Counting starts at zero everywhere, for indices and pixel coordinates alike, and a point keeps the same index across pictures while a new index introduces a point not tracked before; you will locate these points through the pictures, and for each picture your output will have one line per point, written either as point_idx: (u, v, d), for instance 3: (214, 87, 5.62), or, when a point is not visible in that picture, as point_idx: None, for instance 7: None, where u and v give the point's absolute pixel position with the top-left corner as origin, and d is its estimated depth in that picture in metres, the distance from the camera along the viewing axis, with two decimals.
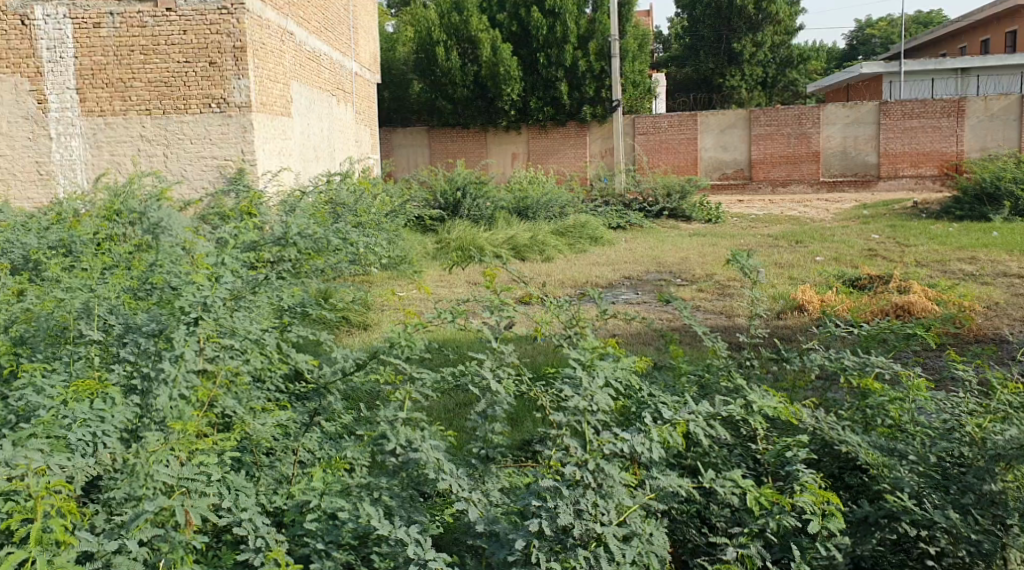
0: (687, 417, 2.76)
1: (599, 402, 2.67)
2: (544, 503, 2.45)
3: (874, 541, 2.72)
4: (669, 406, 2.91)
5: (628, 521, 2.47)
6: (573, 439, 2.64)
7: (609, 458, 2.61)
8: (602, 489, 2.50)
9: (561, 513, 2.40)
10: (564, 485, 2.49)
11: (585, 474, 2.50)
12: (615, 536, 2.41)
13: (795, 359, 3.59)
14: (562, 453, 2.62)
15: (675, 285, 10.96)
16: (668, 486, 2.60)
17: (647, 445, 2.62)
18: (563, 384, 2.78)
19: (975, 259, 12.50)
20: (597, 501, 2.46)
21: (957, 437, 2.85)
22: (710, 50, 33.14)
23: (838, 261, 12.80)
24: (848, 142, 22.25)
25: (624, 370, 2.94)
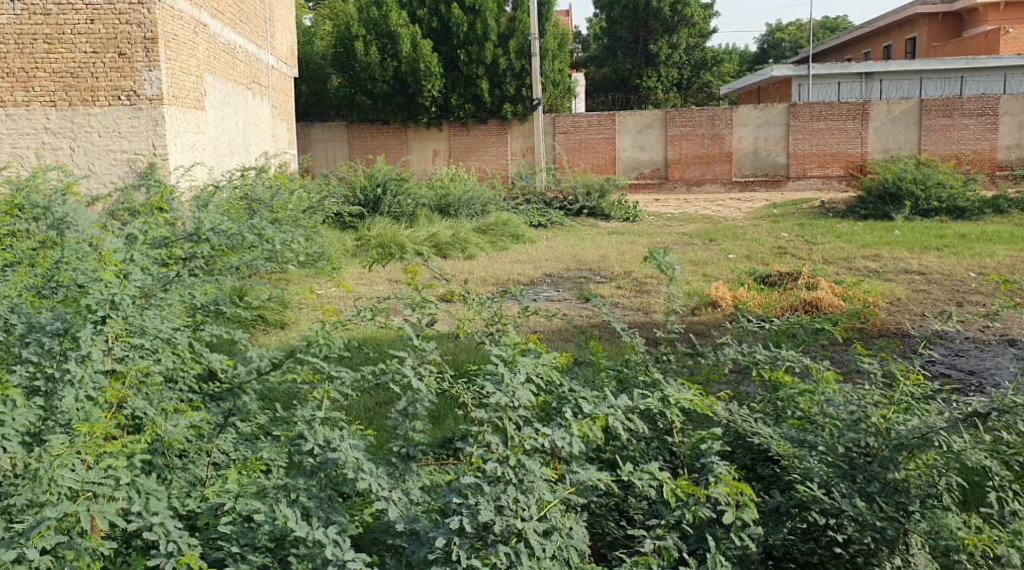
0: (606, 411, 2.78)
1: (520, 398, 2.68)
2: (464, 501, 2.45)
3: (785, 530, 2.79)
4: (588, 401, 2.93)
5: (548, 515, 2.48)
6: (494, 436, 2.64)
7: (530, 454, 2.62)
8: (523, 484, 2.50)
9: (481, 510, 2.40)
10: (485, 482, 2.50)
11: (505, 471, 2.51)
12: (535, 531, 2.42)
13: (709, 353, 3.67)
14: (483, 450, 2.62)
15: (594, 282, 11.09)
16: (587, 480, 2.62)
17: (567, 439, 2.63)
18: (485, 380, 2.78)
19: (878, 256, 13.00)
20: (517, 497, 2.46)
21: (865, 427, 2.94)
22: (628, 50, 33.60)
23: (750, 259, 13.16)
24: (759, 143, 22.83)
25: (544, 366, 2.96)
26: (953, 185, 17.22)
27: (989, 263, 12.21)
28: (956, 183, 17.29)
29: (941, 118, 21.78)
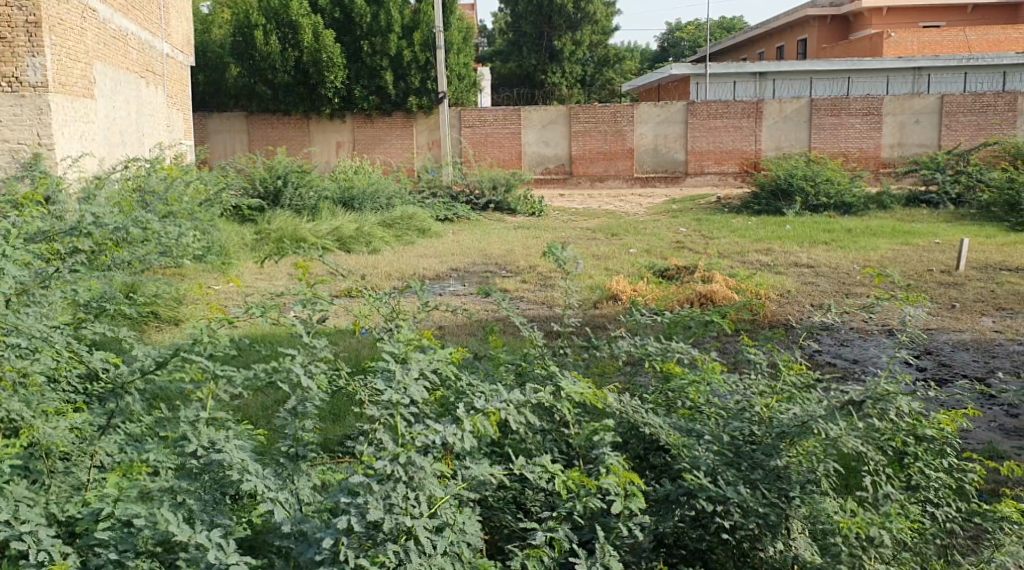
0: (499, 406, 2.79)
1: (412, 394, 2.67)
2: (353, 500, 2.42)
3: (675, 518, 2.89)
4: (483, 396, 2.95)
5: (438, 512, 2.48)
6: (386, 434, 2.62)
7: (421, 451, 2.60)
8: (412, 482, 2.48)
9: (370, 509, 2.38)
10: (374, 480, 2.46)
11: (395, 468, 2.47)
12: (425, 528, 2.42)
13: (603, 347, 3.75)
14: (374, 448, 2.59)
15: (499, 276, 11.13)
16: (479, 475, 2.63)
17: (458, 435, 2.62)
18: (377, 377, 2.77)
19: (770, 250, 13.46)
20: (407, 494, 2.45)
21: (749, 417, 3.05)
22: (532, 45, 33.79)
23: (649, 253, 13.43)
24: (659, 140, 23.30)
25: (439, 362, 2.95)
26: (841, 182, 17.92)
27: (874, 257, 12.77)
28: (843, 180, 18.00)
29: (829, 117, 22.65)
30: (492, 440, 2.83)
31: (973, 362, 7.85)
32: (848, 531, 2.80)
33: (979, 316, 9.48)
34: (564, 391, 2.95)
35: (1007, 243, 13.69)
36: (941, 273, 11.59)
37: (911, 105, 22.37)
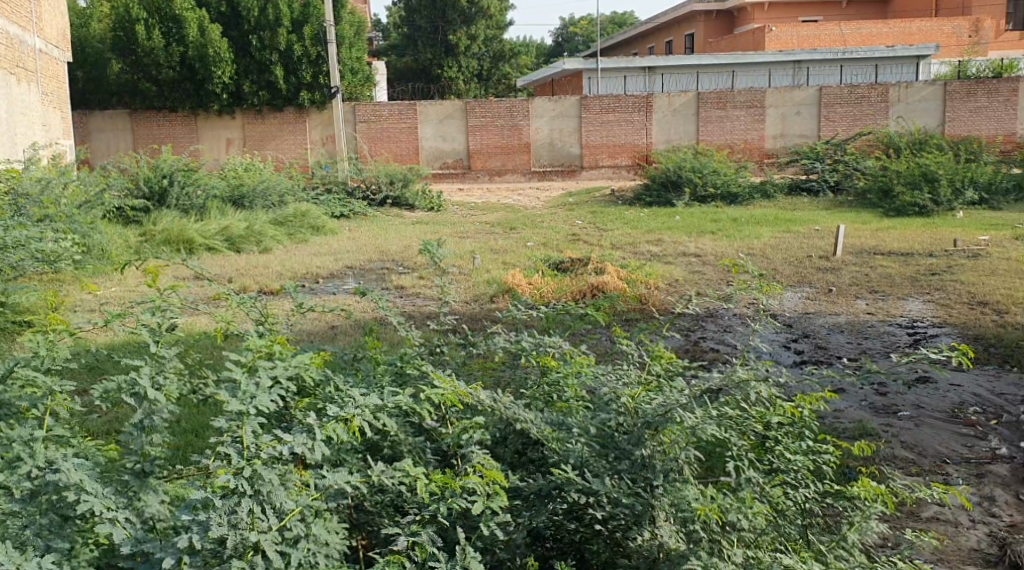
0: (354, 412, 2.76)
1: (260, 404, 2.60)
2: (195, 517, 2.36)
3: (547, 513, 2.91)
4: (343, 400, 2.91)
5: (289, 524, 2.42)
6: (233, 447, 2.56)
7: (271, 463, 2.54)
8: (260, 495, 2.43)
9: (213, 524, 2.33)
10: (217, 496, 2.40)
11: (240, 483, 2.41)
12: (272, 542, 2.36)
13: (481, 344, 3.75)
14: (222, 462, 2.53)
15: (395, 273, 11.02)
16: (334, 484, 2.59)
17: (309, 445, 2.58)
18: (225, 387, 2.69)
19: (660, 241, 13.75)
20: (253, 509, 2.39)
21: (615, 407, 3.08)
22: (427, 40, 33.60)
23: (546, 246, 13.53)
24: (554, 135, 23.53)
25: (295, 368, 2.91)
26: (727, 173, 18.47)
27: (757, 245, 13.17)
28: (728, 171, 18.58)
29: (715, 110, 23.26)
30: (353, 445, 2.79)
31: (847, 343, 8.20)
32: (708, 518, 2.85)
33: (854, 299, 9.91)
34: (427, 393, 2.94)
35: (882, 228, 14.35)
36: (820, 259, 12.05)
37: (792, 96, 23.13)
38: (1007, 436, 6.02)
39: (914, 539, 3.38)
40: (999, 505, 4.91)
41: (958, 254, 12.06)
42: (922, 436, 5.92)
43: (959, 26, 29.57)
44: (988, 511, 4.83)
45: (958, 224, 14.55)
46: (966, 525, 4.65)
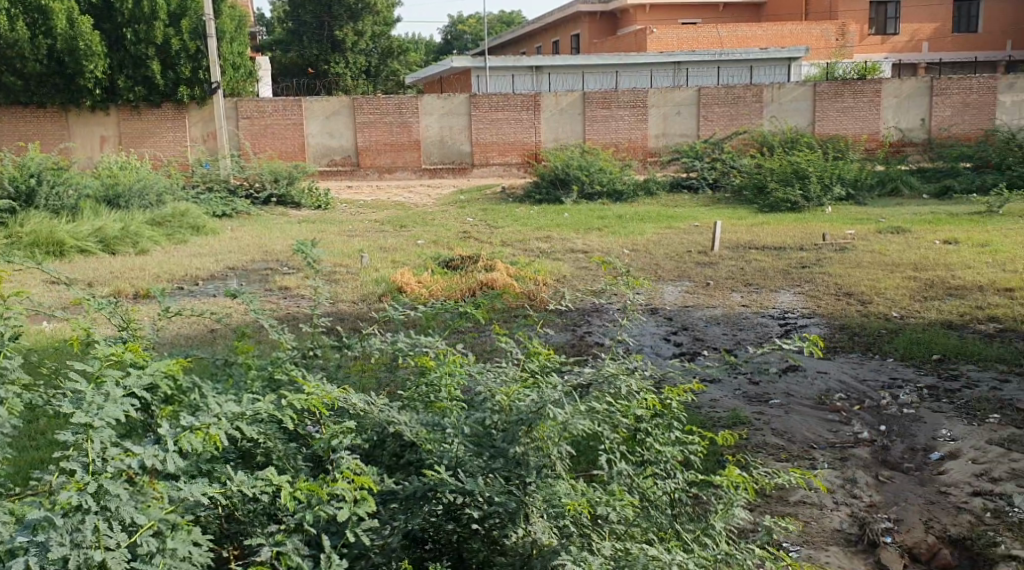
0: (212, 421, 2.73)
1: (106, 416, 2.54)
2: (35, 537, 2.32)
3: (421, 514, 2.89)
4: (203, 408, 2.87)
5: (139, 540, 2.40)
6: (79, 462, 2.50)
7: (117, 477, 2.50)
8: (106, 512, 2.40)
9: (54, 544, 2.29)
10: (59, 515, 2.36)
11: (84, 499, 2.37)
12: (118, 559, 2.34)
13: (356, 346, 3.68)
14: (67, 478, 2.47)
15: (280, 273, 10.77)
16: (190, 496, 2.56)
17: (160, 456, 2.56)
18: (72, 399, 2.63)
19: (549, 238, 13.89)
20: (98, 525, 2.36)
21: (490, 406, 3.10)
22: (312, 36, 33.13)
23: (435, 244, 13.48)
24: (444, 133, 23.44)
25: (151, 376, 2.86)
26: (613, 171, 18.84)
27: (641, 241, 13.46)
28: (614, 169, 18.94)
29: (601, 109, 23.64)
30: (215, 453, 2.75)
31: (723, 335, 8.48)
32: (576, 511, 2.92)
33: (730, 292, 10.26)
34: (289, 399, 2.91)
35: (758, 224, 14.90)
36: (700, 254, 12.40)
37: (672, 96, 23.68)
38: (869, 420, 6.36)
39: (772, 525, 3.58)
40: (860, 487, 5.23)
41: (827, 247, 12.64)
42: (792, 423, 6.20)
43: (825, 29, 30.93)
44: (850, 493, 5.17)
45: (828, 218, 15.25)
46: (830, 507, 4.99)
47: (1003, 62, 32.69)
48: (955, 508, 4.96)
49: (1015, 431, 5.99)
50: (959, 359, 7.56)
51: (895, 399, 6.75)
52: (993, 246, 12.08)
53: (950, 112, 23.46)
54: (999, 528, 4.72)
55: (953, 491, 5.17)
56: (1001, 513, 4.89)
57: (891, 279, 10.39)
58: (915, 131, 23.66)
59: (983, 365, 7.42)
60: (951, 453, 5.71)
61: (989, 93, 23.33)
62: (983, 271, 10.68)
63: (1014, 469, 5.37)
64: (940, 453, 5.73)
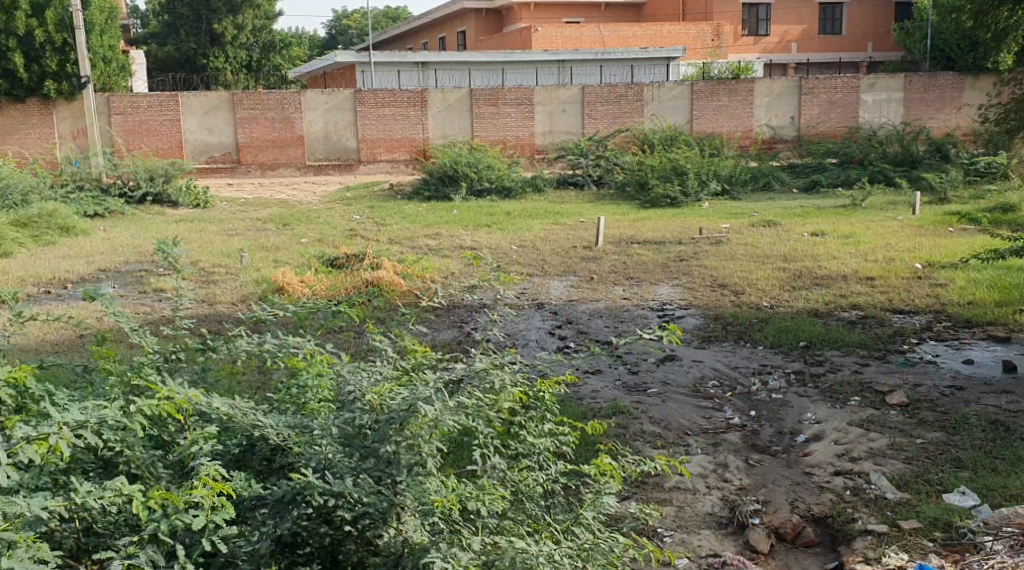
0: (50, 429, 2.70)
1: None
2: None
3: (290, 518, 2.80)
4: (47, 418, 2.82)
5: None
6: None
7: None
8: None
9: None
10: None
11: None
12: None
13: (222, 348, 3.56)
14: None
15: (157, 275, 10.36)
16: (33, 512, 2.52)
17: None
18: None
19: (437, 235, 13.83)
20: None
21: (360, 405, 3.05)
22: (190, 28, 31.75)
23: (320, 242, 13.23)
24: (329, 128, 23.02)
25: None
26: (500, 168, 18.94)
27: (528, 237, 13.57)
28: (501, 166, 19.03)
29: (488, 106, 23.66)
30: (56, 465, 2.72)
31: (605, 327, 8.62)
32: (444, 507, 2.89)
33: (613, 286, 10.43)
34: (138, 405, 2.84)
35: (640, 219, 15.25)
36: (585, 249, 12.57)
37: (557, 95, 23.95)
38: (739, 406, 6.61)
39: (635, 513, 3.77)
40: (731, 470, 5.45)
41: (705, 241, 13.02)
42: (668, 411, 6.38)
43: (702, 30, 31.83)
44: (721, 477, 5.38)
45: (706, 213, 15.74)
46: (702, 492, 5.19)
47: (865, 62, 34.30)
48: (818, 487, 5.22)
49: (873, 412, 6.34)
50: (824, 345, 7.94)
51: (765, 384, 7.04)
52: (857, 238, 12.71)
53: (817, 110, 24.54)
54: (857, 504, 4.99)
55: (816, 471, 5.42)
56: (859, 490, 5.16)
57: (763, 271, 10.80)
58: (785, 129, 24.64)
59: (845, 351, 7.81)
60: (815, 436, 5.99)
61: (853, 93, 24.49)
62: (848, 262, 11.24)
63: (871, 449, 5.68)
64: (805, 435, 6.01)
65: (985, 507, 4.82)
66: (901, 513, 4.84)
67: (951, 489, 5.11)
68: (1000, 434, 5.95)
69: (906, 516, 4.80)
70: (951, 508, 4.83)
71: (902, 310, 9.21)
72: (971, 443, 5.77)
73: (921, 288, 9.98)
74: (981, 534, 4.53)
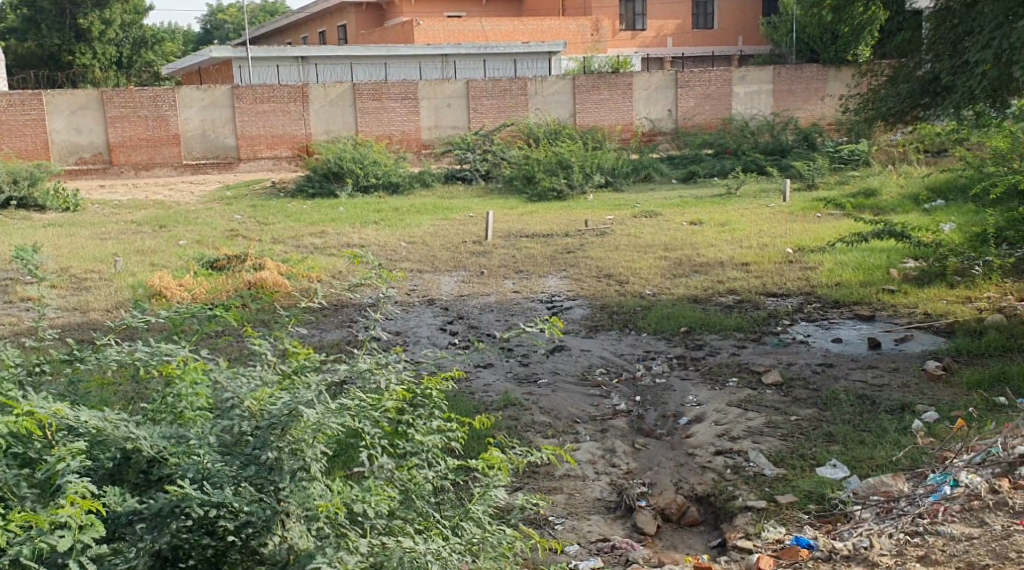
0: None
1: None
2: None
3: (169, 532, 2.73)
4: None
5: None
6: None
7: None
8: None
9: None
10: None
11: None
12: None
13: (91, 359, 3.41)
14: None
15: (24, 284, 9.83)
16: None
17: None
18: None
19: (323, 233, 13.60)
20: None
21: (238, 413, 3.00)
22: (53, 23, 30.03)
23: (201, 244, 12.82)
24: (206, 125, 22.32)
25: None
26: (386, 164, 18.77)
27: (416, 233, 13.48)
28: (387, 162, 18.86)
29: (372, 101, 23.37)
30: None
31: (495, 321, 8.66)
32: (328, 512, 2.89)
33: (503, 279, 10.49)
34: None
35: (527, 212, 15.38)
36: (473, 244, 12.58)
37: (442, 89, 23.87)
38: (626, 392, 6.75)
39: (524, 504, 3.83)
40: (618, 455, 5.58)
41: (591, 232, 13.25)
42: (558, 401, 6.46)
43: (581, 24, 32.27)
44: (610, 463, 5.50)
45: (591, 205, 16.01)
46: (591, 478, 5.30)
47: (736, 55, 35.46)
48: (701, 468, 5.38)
49: (751, 393, 6.59)
50: (704, 330, 8.19)
51: (648, 369, 7.22)
52: (733, 225, 13.17)
53: (693, 103, 25.31)
54: (737, 482, 5.17)
55: (698, 452, 5.59)
56: (739, 468, 5.35)
57: (646, 260, 11.06)
58: (665, 121, 25.27)
59: (724, 334, 8.09)
60: (697, 417, 6.18)
61: (726, 85, 25.37)
62: (726, 249, 11.63)
63: (749, 427, 5.91)
64: (688, 418, 6.19)
65: (854, 478, 5.08)
66: (777, 489, 5.06)
67: (823, 462, 5.37)
68: (867, 407, 6.30)
69: (782, 490, 5.02)
70: (822, 481, 5.08)
71: (776, 293, 9.60)
72: (840, 418, 6.08)
73: (792, 271, 10.44)
74: (851, 504, 4.78)
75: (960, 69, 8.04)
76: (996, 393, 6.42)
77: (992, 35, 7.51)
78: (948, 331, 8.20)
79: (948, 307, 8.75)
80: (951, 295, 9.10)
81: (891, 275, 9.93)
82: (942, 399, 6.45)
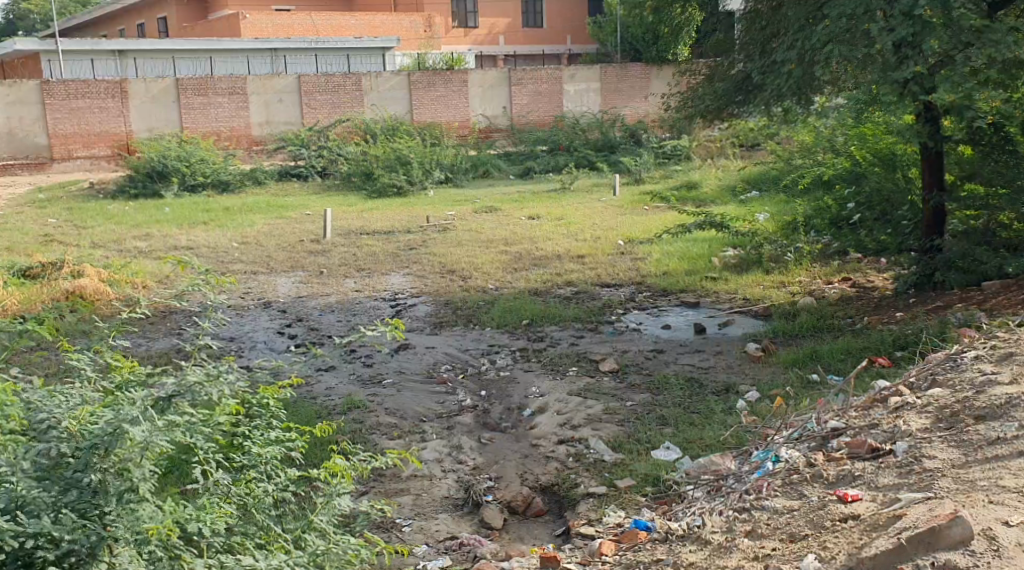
0: None
1: None
2: None
3: None
4: None
5: None
6: None
7: None
8: None
9: None
10: None
11: None
12: None
13: None
14: None
15: None
16: None
17: None
18: None
19: (148, 235, 12.94)
20: None
21: (55, 434, 2.80)
22: None
23: (10, 251, 11.90)
24: (13, 124, 20.72)
25: None
26: (215, 161, 18.15)
27: (248, 233, 13.05)
28: (216, 160, 18.19)
29: (197, 97, 22.44)
30: None
31: (336, 322, 8.51)
32: (160, 534, 2.81)
33: (342, 279, 10.32)
34: None
35: (365, 209, 15.20)
36: (311, 243, 12.29)
37: (273, 84, 23.17)
38: (470, 388, 6.80)
39: (370, 510, 3.83)
40: (464, 451, 5.62)
41: (430, 229, 13.24)
42: (402, 401, 6.43)
43: (414, 21, 32.01)
44: (456, 460, 5.53)
45: (429, 201, 16.02)
46: (438, 476, 5.33)
47: (566, 54, 36.36)
48: (545, 457, 5.52)
49: (589, 381, 6.81)
50: (544, 322, 8.36)
51: (492, 363, 7.31)
52: (569, 219, 13.50)
53: (526, 100, 25.76)
54: (579, 469, 5.35)
55: (542, 443, 5.72)
56: (581, 456, 5.53)
57: (486, 255, 11.16)
58: (500, 117, 25.55)
59: (563, 325, 8.29)
60: (540, 408, 6.31)
61: (557, 83, 26.00)
62: (563, 242, 11.91)
63: (590, 415, 6.09)
64: (531, 409, 6.31)
65: (687, 459, 5.36)
66: (617, 473, 5.27)
67: (658, 445, 5.63)
68: (696, 389, 6.67)
69: (621, 475, 5.23)
70: (658, 463, 5.34)
71: (610, 283, 9.94)
72: (672, 401, 6.40)
73: (625, 262, 10.84)
74: (684, 484, 5.03)
75: (768, 68, 8.63)
76: (808, 370, 6.97)
77: (796, 37, 8.11)
78: (766, 315, 8.82)
79: (766, 293, 9.40)
80: (767, 280, 9.98)
81: (714, 263, 10.65)
82: (761, 378, 6.94)
